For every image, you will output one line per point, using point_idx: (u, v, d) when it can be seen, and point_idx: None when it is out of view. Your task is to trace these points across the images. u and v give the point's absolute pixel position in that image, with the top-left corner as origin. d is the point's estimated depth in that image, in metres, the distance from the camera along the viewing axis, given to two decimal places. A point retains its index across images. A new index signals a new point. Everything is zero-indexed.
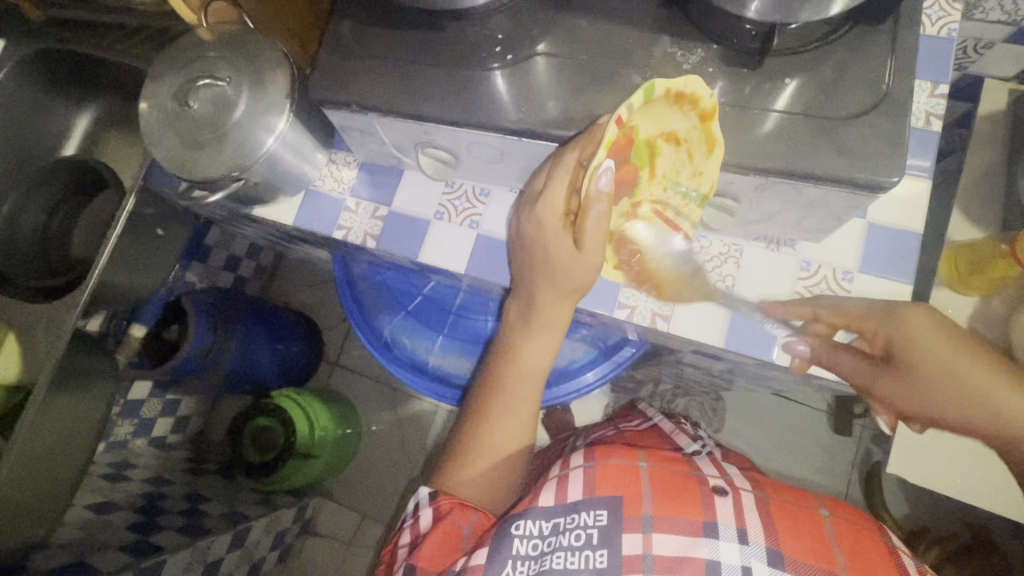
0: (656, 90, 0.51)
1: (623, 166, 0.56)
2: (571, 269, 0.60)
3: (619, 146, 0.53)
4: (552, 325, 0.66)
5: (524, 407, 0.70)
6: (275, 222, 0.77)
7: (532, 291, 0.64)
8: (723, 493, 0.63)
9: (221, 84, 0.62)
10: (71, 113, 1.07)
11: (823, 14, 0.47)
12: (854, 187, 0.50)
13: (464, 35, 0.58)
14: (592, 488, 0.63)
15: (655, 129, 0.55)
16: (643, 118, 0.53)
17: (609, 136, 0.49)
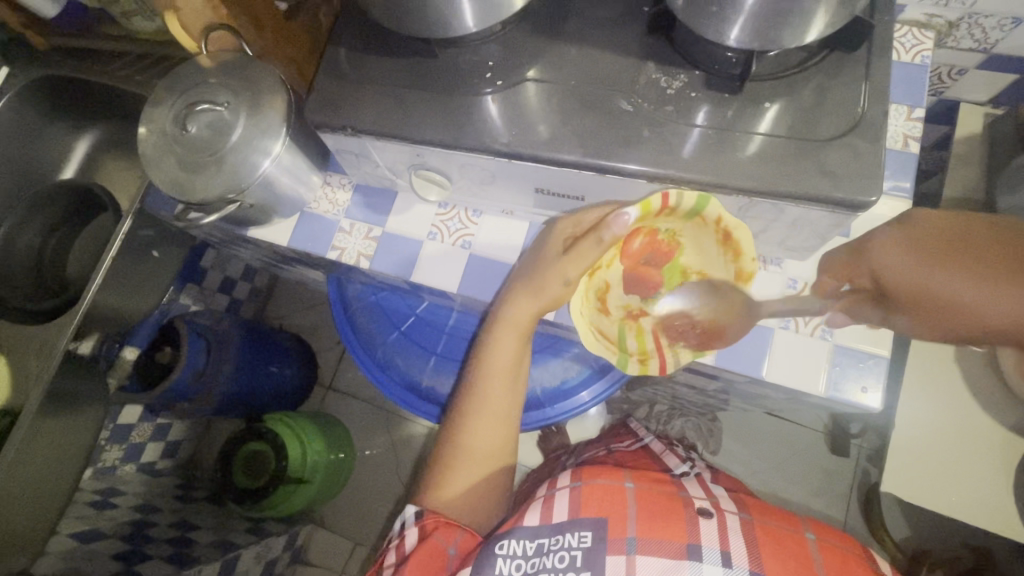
0: (709, 204, 0.56)
1: (653, 264, 0.66)
2: (548, 275, 0.63)
3: (660, 241, 0.65)
4: (520, 328, 0.66)
5: (501, 422, 0.69)
6: (270, 243, 0.78)
7: (509, 296, 0.66)
8: (708, 514, 0.62)
9: (219, 109, 0.64)
10: (71, 137, 1.08)
11: (799, 41, 0.49)
12: (834, 206, 0.52)
13: (457, 62, 0.61)
14: (578, 509, 0.63)
15: (695, 263, 0.65)
16: (690, 238, 0.64)
17: (649, 200, 0.58)
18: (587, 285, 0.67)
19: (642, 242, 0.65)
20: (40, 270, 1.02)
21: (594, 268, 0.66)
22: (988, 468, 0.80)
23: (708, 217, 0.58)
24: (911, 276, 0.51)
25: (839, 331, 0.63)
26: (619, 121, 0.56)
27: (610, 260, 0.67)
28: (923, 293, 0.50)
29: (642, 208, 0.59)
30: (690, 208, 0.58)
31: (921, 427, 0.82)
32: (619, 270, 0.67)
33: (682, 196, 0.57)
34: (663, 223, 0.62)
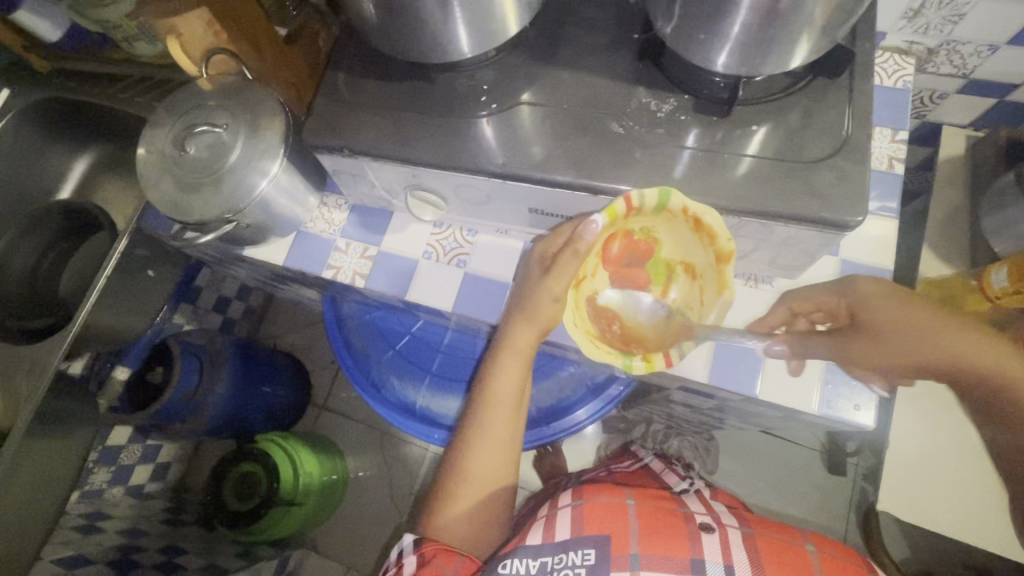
0: (671, 197, 0.55)
1: (637, 265, 0.66)
2: (541, 299, 0.62)
3: (637, 240, 0.64)
4: (521, 353, 0.65)
5: (501, 448, 0.67)
6: (266, 263, 0.78)
7: (508, 321, 0.65)
8: (709, 530, 0.62)
9: (218, 131, 0.65)
10: (68, 158, 1.09)
11: (784, 66, 0.51)
12: (821, 225, 0.53)
13: (451, 86, 0.62)
14: (581, 527, 0.62)
15: (676, 254, 0.65)
16: (668, 233, 0.62)
17: (613, 205, 0.56)
18: (577, 298, 0.66)
19: (621, 244, 0.65)
20: (32, 290, 1.01)
21: (581, 279, 0.66)
22: (988, 487, 0.79)
23: (674, 210, 0.56)
24: (896, 317, 0.57)
25: None
26: (611, 143, 0.58)
27: (594, 269, 0.66)
28: (908, 332, 0.57)
29: (609, 216, 0.57)
30: (656, 206, 0.56)
31: (917, 444, 0.82)
32: (604, 277, 0.67)
33: (644, 196, 0.55)
34: (637, 223, 0.61)
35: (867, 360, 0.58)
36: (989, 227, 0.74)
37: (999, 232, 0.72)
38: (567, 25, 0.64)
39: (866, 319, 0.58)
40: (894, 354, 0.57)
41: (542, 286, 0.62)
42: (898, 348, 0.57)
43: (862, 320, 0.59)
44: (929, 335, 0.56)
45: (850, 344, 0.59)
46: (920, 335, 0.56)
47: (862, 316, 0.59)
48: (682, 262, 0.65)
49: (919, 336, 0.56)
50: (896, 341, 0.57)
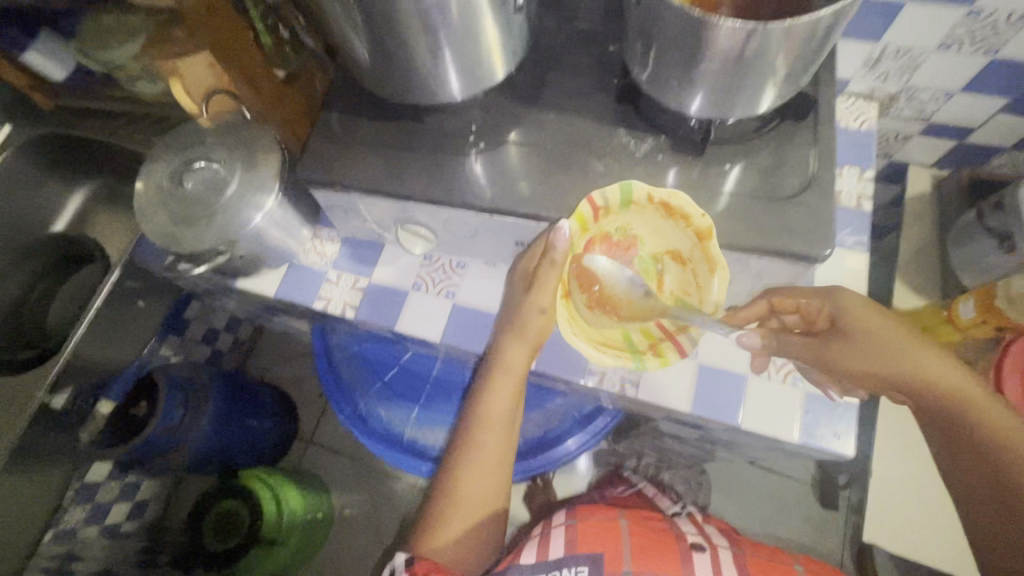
0: (633, 188, 0.58)
1: (623, 266, 0.66)
2: (530, 317, 0.63)
3: (617, 240, 0.65)
4: (514, 374, 0.65)
5: (492, 470, 0.67)
6: (258, 296, 0.79)
7: (501, 342, 0.66)
8: (700, 549, 0.62)
9: (215, 166, 0.68)
10: (66, 192, 1.10)
11: (752, 111, 0.55)
12: (793, 259, 0.55)
13: (442, 126, 0.65)
14: (573, 546, 0.62)
15: (657, 246, 0.66)
16: (642, 225, 0.64)
17: (580, 209, 0.58)
18: (572, 308, 0.66)
19: (603, 247, 0.64)
20: (18, 321, 1.00)
21: (569, 289, 0.66)
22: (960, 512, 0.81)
23: (641, 201, 0.60)
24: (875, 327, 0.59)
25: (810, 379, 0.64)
26: (593, 180, 0.61)
27: (582, 279, 0.66)
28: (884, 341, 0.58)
29: (579, 222, 0.59)
30: (621, 199, 0.59)
31: (902, 472, 0.83)
32: (595, 286, 0.66)
33: (607, 195, 0.58)
34: (610, 223, 0.62)
35: (844, 364, 0.59)
36: (957, 260, 0.77)
37: (966, 265, 0.75)
38: (550, 71, 0.67)
39: (848, 324, 0.59)
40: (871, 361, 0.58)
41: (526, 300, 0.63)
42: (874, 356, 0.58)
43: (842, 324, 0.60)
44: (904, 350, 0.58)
45: (827, 346, 0.60)
46: (896, 346, 0.58)
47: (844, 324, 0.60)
48: (666, 252, 0.65)
49: (887, 350, 0.58)
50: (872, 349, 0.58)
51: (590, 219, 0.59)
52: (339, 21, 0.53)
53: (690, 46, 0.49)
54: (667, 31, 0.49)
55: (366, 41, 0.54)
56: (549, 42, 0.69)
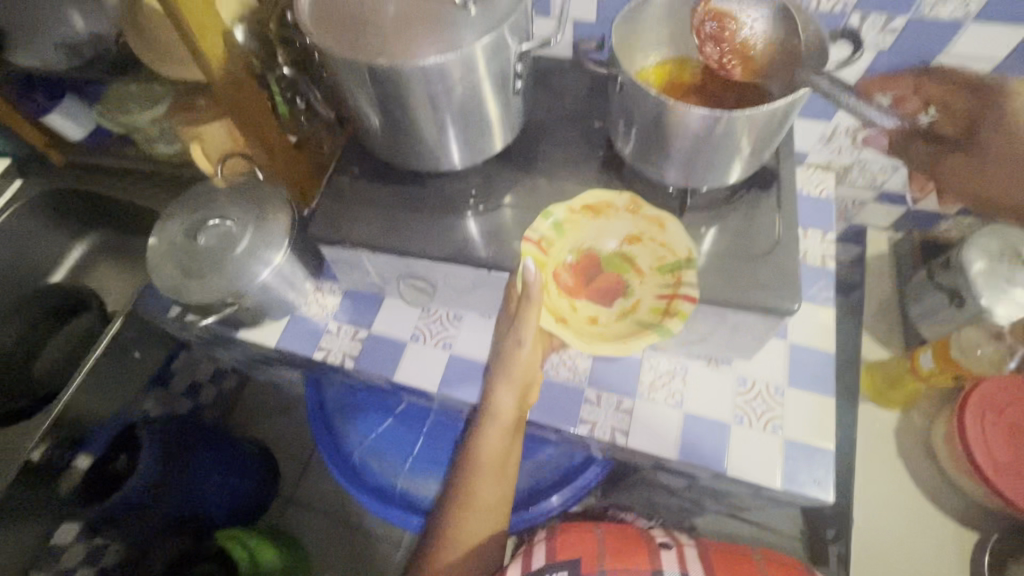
0: (553, 211, 0.66)
1: (598, 273, 0.67)
2: (518, 359, 0.65)
3: (576, 261, 0.67)
4: (504, 421, 0.67)
5: (485, 507, 0.69)
6: (259, 347, 0.82)
7: (491, 389, 0.68)
8: (667, 546, 0.68)
9: (228, 224, 0.72)
10: (67, 244, 1.13)
11: (722, 181, 0.62)
12: (766, 313, 0.60)
13: (443, 191, 0.71)
14: (554, 555, 0.68)
15: (615, 242, 0.67)
16: (589, 237, 0.67)
17: (524, 249, 0.63)
18: (576, 328, 0.64)
19: (569, 271, 0.67)
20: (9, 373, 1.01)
21: (562, 316, 0.64)
22: None
23: (569, 216, 0.67)
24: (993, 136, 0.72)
25: (789, 426, 0.68)
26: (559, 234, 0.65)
27: (571, 305, 0.66)
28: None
29: (534, 260, 0.64)
30: (553, 225, 0.66)
31: None
32: (585, 303, 0.66)
33: (538, 228, 0.65)
34: (560, 249, 0.66)
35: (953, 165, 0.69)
36: (914, 314, 0.83)
37: (923, 320, 0.81)
38: (542, 143, 0.74)
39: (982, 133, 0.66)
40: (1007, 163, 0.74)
41: (510, 340, 0.65)
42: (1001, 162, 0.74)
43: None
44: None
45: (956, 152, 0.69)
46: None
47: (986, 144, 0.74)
48: (624, 242, 0.67)
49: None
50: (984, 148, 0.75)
51: (540, 252, 0.64)
52: (353, 91, 0.58)
53: (667, 125, 0.56)
54: (648, 114, 0.57)
55: (378, 109, 0.59)
56: (540, 117, 0.76)
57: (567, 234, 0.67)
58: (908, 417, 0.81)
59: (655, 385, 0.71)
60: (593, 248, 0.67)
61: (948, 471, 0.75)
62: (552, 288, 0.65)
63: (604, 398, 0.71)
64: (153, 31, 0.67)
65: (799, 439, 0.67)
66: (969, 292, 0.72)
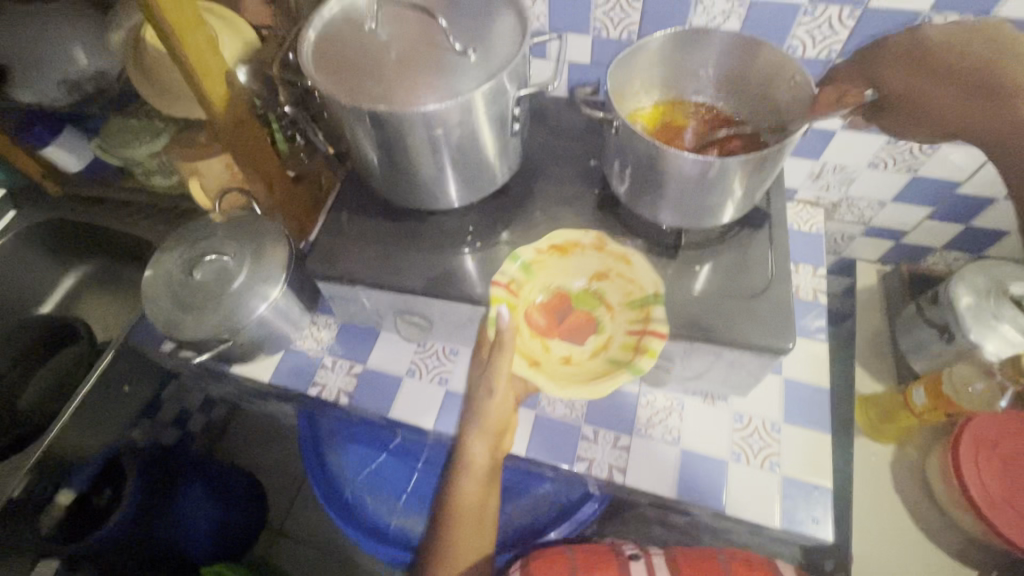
0: (521, 253, 0.67)
1: (569, 312, 0.67)
2: (489, 409, 0.65)
3: (547, 301, 0.68)
4: (477, 472, 0.67)
5: (467, 556, 0.68)
6: (252, 381, 0.81)
7: (464, 440, 0.67)
8: (637, 558, 0.72)
9: (225, 259, 0.72)
10: (58, 274, 1.12)
11: (717, 220, 0.63)
12: (762, 351, 0.60)
13: (441, 227, 0.72)
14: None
15: (583, 280, 0.68)
16: (557, 276, 0.68)
17: (494, 294, 0.64)
18: (549, 370, 0.64)
19: (540, 311, 0.67)
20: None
21: (535, 359, 0.64)
22: None
23: (536, 258, 0.68)
24: (922, 82, 0.60)
25: (786, 463, 0.67)
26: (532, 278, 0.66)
27: (544, 347, 0.66)
28: (952, 96, 0.59)
29: (506, 305, 0.64)
30: (520, 268, 0.67)
31: None
32: (557, 343, 0.66)
33: (507, 272, 0.66)
34: (530, 290, 0.67)
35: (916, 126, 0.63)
36: (905, 347, 0.84)
37: (914, 354, 0.82)
38: (537, 180, 0.76)
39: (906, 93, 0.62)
40: (973, 108, 0.58)
41: (481, 389, 0.64)
42: (968, 101, 0.58)
43: (973, 70, 0.57)
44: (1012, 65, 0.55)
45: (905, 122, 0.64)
46: (1010, 72, 0.55)
47: (918, 95, 0.61)
48: (592, 278, 0.68)
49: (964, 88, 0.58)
50: (920, 106, 0.61)
51: (510, 295, 0.65)
52: (352, 129, 0.58)
53: (662, 167, 0.57)
54: (643, 157, 0.58)
55: (377, 146, 0.59)
56: (536, 154, 0.78)
57: (537, 274, 0.68)
58: (903, 450, 0.81)
59: (652, 421, 0.71)
60: (563, 286, 0.68)
61: (943, 506, 0.75)
62: (524, 330, 0.65)
63: (601, 434, 0.71)
64: (156, 70, 0.68)
65: (797, 476, 0.67)
66: (957, 327, 0.73)
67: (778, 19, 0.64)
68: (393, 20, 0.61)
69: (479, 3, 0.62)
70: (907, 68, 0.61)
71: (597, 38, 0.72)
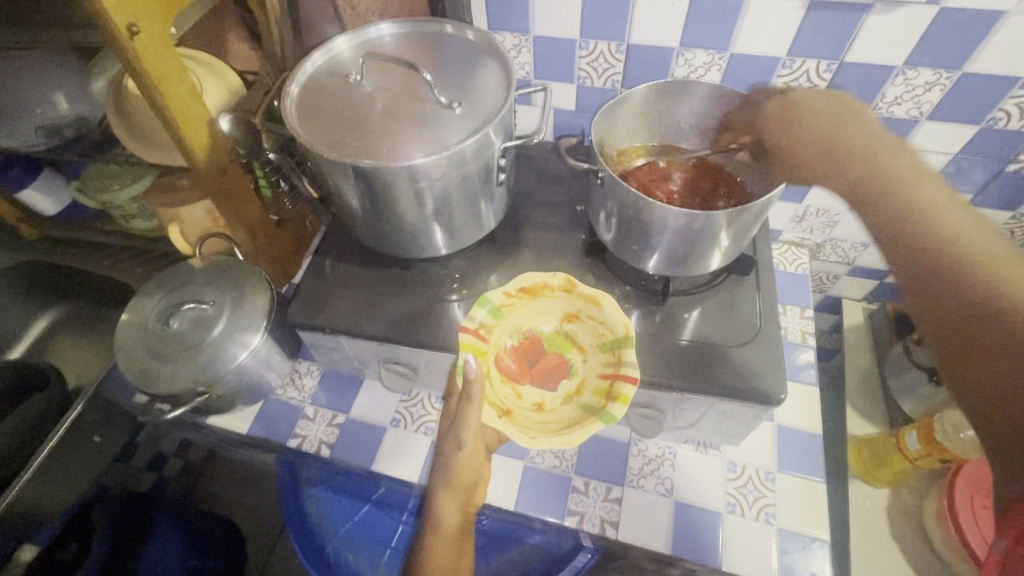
0: (490, 297, 0.65)
1: (540, 356, 0.66)
2: (457, 464, 0.63)
3: (517, 344, 0.66)
4: (447, 530, 0.64)
5: None
6: (229, 433, 0.78)
7: (433, 497, 0.65)
8: None
9: (204, 306, 0.70)
10: (30, 317, 1.08)
11: (704, 268, 0.63)
12: (752, 401, 0.59)
13: (426, 273, 0.72)
14: None
15: (553, 323, 0.67)
16: (528, 319, 0.67)
17: (464, 340, 0.61)
18: (522, 420, 0.61)
19: (511, 356, 0.65)
20: None
21: (507, 408, 0.61)
22: None
23: (506, 301, 0.66)
24: (795, 136, 0.53)
25: (781, 514, 0.66)
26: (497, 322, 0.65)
27: (515, 394, 0.63)
28: (815, 148, 0.51)
29: (475, 351, 0.61)
30: (490, 312, 0.64)
31: None
32: (529, 389, 0.64)
33: (477, 316, 0.64)
34: (500, 334, 0.65)
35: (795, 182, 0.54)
36: (895, 388, 0.84)
37: (904, 395, 0.82)
38: (522, 226, 0.76)
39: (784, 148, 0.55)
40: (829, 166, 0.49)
41: (451, 442, 0.62)
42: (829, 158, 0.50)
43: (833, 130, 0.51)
44: (859, 123, 0.50)
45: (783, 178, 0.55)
46: (864, 142, 0.48)
47: (794, 148, 0.53)
48: (563, 320, 0.67)
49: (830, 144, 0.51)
50: (794, 159, 0.53)
51: (479, 341, 0.62)
52: (334, 178, 0.57)
53: (647, 217, 0.57)
54: (628, 207, 0.58)
55: (361, 194, 0.58)
56: (522, 199, 0.78)
57: (508, 318, 0.66)
58: (898, 496, 0.79)
59: (644, 472, 0.69)
60: (534, 329, 0.67)
61: (943, 555, 0.74)
62: (495, 377, 0.63)
63: (593, 485, 0.68)
64: (138, 118, 0.67)
65: (794, 528, 0.65)
66: None
67: (757, 71, 0.66)
68: (377, 72, 0.61)
69: (463, 56, 0.63)
70: (782, 122, 0.55)
71: (582, 86, 0.73)
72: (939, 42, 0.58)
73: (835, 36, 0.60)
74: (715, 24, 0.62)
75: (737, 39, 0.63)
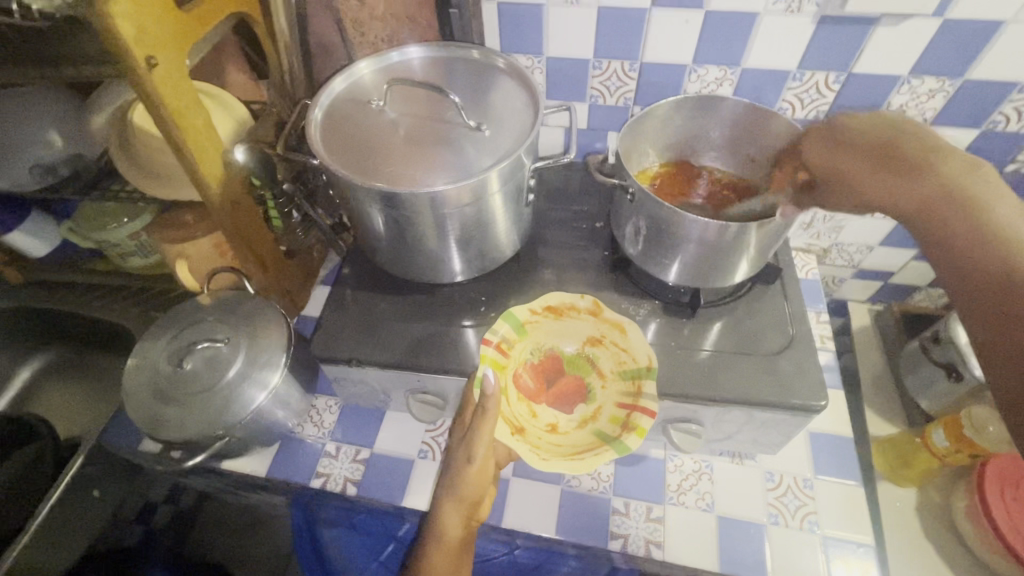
0: (514, 313, 0.65)
1: (557, 378, 0.65)
2: (466, 476, 0.60)
3: (537, 362, 0.65)
4: (449, 541, 0.61)
5: None
6: (246, 476, 0.74)
7: (437, 506, 0.62)
8: None
9: (218, 346, 0.66)
10: (15, 365, 1.03)
11: (731, 280, 0.63)
12: (793, 410, 0.59)
13: (451, 298, 0.71)
14: None
15: (576, 344, 0.66)
16: (550, 338, 0.66)
17: (485, 352, 0.61)
18: (534, 438, 0.60)
19: (529, 373, 0.64)
20: None
21: (520, 426, 0.60)
22: None
23: (529, 318, 0.65)
24: (842, 157, 0.51)
25: (825, 522, 0.65)
26: (517, 334, 0.64)
27: (531, 411, 0.62)
28: (873, 171, 0.48)
29: (494, 365, 0.61)
30: (513, 327, 0.64)
31: None
32: (546, 410, 0.63)
33: (498, 331, 0.63)
34: (521, 350, 0.64)
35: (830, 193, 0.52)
36: (911, 386, 0.85)
37: (922, 393, 0.83)
38: (542, 246, 0.75)
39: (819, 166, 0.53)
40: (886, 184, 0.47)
41: (460, 454, 0.60)
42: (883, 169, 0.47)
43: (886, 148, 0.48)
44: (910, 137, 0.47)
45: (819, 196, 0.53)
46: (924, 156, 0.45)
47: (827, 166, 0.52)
48: (585, 344, 0.66)
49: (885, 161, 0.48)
50: (844, 182, 0.50)
51: (500, 355, 0.62)
52: (359, 204, 0.56)
53: (676, 229, 0.57)
54: (659, 220, 0.58)
55: (385, 220, 0.57)
56: (539, 220, 0.78)
57: (527, 331, 0.65)
58: (925, 494, 0.80)
59: (683, 488, 0.68)
60: (555, 348, 0.66)
61: (977, 553, 0.74)
62: (512, 393, 0.62)
63: (634, 505, 0.67)
64: (148, 156, 0.64)
65: (837, 535, 0.64)
66: (964, 365, 0.76)
67: (767, 84, 0.67)
68: (399, 97, 0.61)
69: (482, 81, 0.63)
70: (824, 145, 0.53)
71: (594, 105, 0.74)
72: (943, 52, 0.60)
73: (843, 49, 0.62)
74: (726, 41, 0.64)
75: (748, 55, 0.65)
